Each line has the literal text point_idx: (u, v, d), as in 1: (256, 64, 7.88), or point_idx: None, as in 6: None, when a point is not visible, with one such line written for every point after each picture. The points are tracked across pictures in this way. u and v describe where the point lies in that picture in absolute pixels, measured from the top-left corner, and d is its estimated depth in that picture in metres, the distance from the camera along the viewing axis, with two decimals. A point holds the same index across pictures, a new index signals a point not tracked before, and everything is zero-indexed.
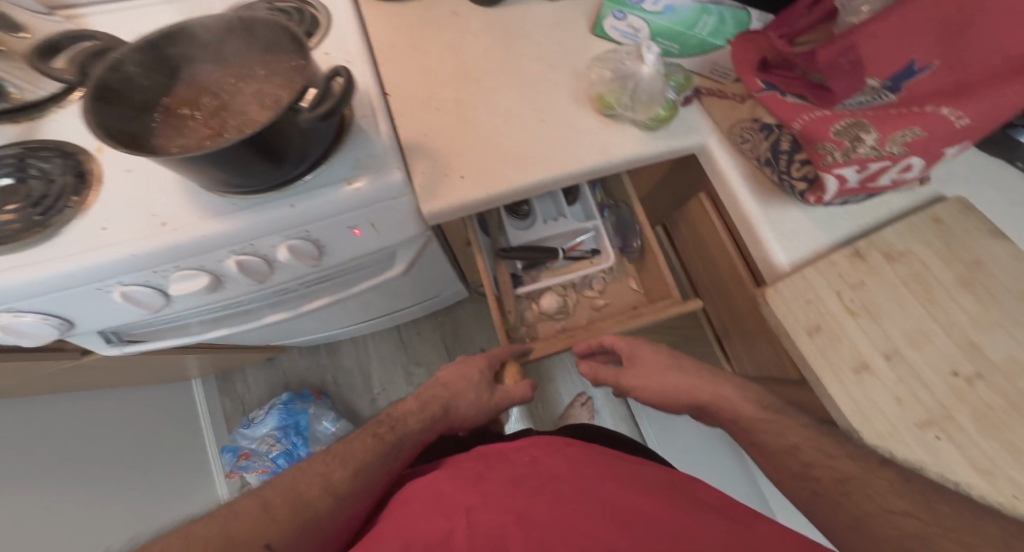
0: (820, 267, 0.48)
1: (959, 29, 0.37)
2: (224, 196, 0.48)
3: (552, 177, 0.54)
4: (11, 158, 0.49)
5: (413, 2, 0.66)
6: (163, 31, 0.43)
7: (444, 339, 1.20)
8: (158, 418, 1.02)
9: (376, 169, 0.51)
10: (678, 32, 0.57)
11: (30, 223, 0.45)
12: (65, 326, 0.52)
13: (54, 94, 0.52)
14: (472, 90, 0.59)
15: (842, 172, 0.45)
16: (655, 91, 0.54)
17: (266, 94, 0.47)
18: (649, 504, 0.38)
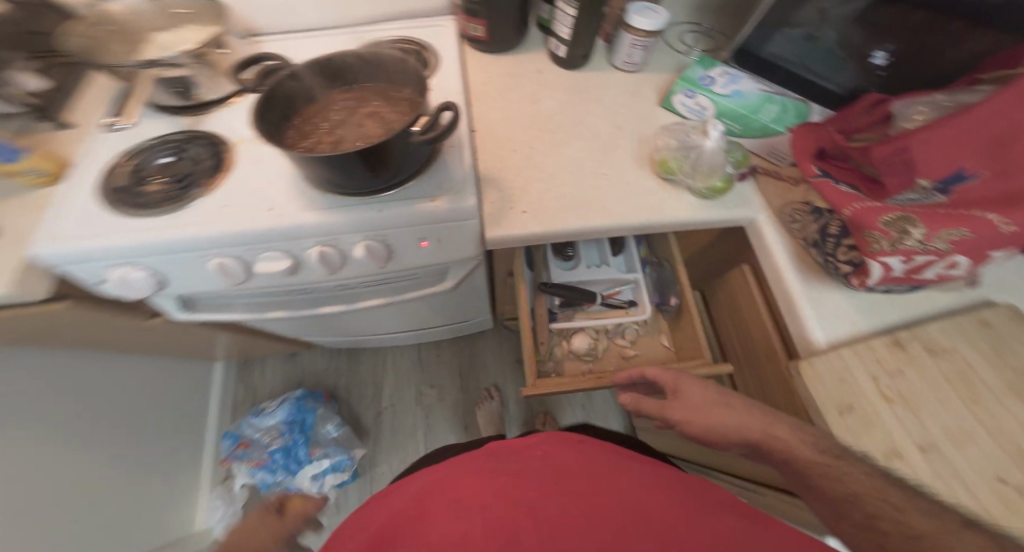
0: (859, 350, 0.49)
1: (1009, 145, 0.40)
2: (325, 194, 0.57)
3: (608, 225, 0.59)
4: (176, 141, 0.62)
5: (505, 57, 0.75)
6: (323, 59, 0.57)
7: (460, 366, 1.19)
8: (181, 392, 1.06)
9: (454, 192, 0.58)
10: (742, 115, 0.63)
11: (169, 196, 0.56)
12: (159, 284, 0.60)
13: (225, 96, 0.66)
14: (544, 138, 0.66)
15: (887, 260, 0.46)
16: (717, 163, 0.58)
17: (381, 116, 0.58)
18: (656, 503, 0.45)
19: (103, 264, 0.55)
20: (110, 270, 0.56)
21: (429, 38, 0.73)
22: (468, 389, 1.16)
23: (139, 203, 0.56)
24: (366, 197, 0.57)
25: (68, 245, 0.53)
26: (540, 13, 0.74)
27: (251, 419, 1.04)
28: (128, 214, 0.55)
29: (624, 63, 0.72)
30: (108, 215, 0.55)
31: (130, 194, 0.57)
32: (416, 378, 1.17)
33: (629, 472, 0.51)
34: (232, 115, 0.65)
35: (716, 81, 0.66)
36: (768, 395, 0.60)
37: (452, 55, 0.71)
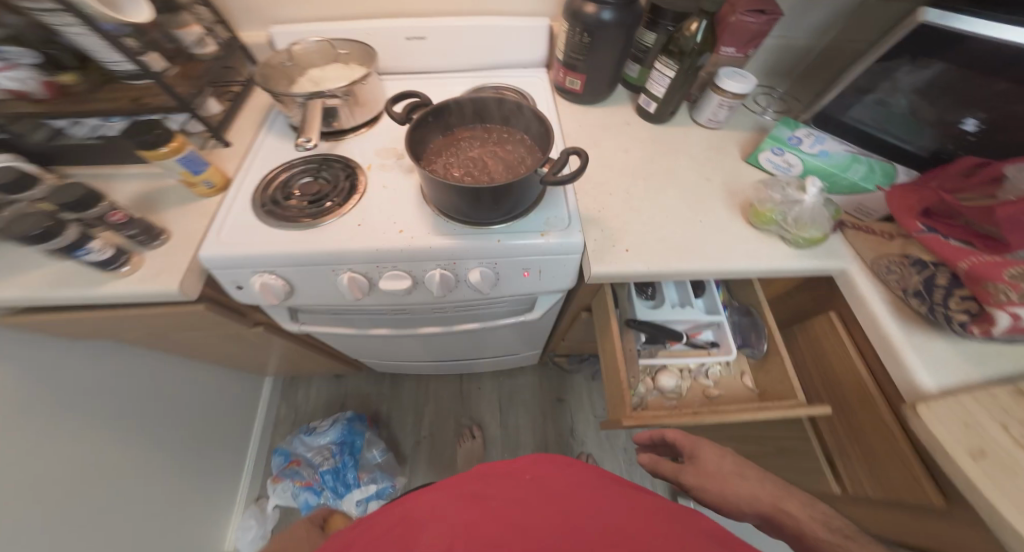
0: (977, 396, 0.51)
1: None
2: (450, 222, 0.64)
3: (706, 268, 0.62)
4: (314, 164, 0.72)
5: (596, 107, 0.81)
6: (462, 102, 0.63)
7: (500, 400, 1.19)
8: (222, 405, 1.07)
9: (563, 227, 0.63)
10: (832, 172, 0.68)
11: (306, 212, 0.65)
12: (289, 292, 0.67)
13: (355, 127, 0.76)
14: (637, 184, 0.70)
15: (1016, 311, 0.49)
16: (814, 218, 0.62)
17: (506, 157, 0.64)
18: (631, 523, 0.47)
19: (249, 270, 0.64)
20: (254, 275, 0.64)
21: (527, 87, 0.81)
22: (512, 423, 1.16)
23: (282, 216, 0.65)
24: (483, 228, 0.63)
25: (228, 250, 0.62)
26: (628, 71, 0.81)
27: (303, 437, 1.07)
28: (272, 224, 0.65)
29: (708, 120, 0.77)
30: (257, 224, 0.65)
31: (276, 206, 0.67)
32: (454, 409, 1.18)
33: (617, 492, 0.52)
34: (362, 141, 0.75)
35: (802, 141, 0.71)
36: (861, 440, 0.60)
37: (551, 105, 0.78)
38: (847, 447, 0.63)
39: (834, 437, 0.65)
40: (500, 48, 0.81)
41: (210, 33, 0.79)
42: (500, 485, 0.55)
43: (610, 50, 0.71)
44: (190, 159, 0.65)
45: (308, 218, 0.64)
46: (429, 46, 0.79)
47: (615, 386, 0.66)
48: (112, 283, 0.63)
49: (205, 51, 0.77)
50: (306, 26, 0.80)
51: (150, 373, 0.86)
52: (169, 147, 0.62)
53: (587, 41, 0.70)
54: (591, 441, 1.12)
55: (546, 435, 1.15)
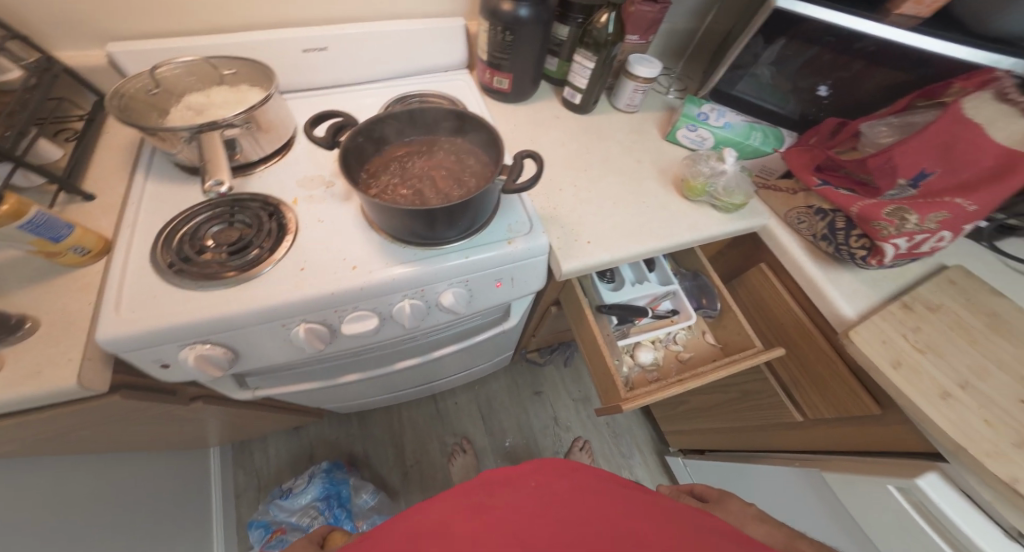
0: (885, 316, 0.59)
1: (954, 145, 0.55)
2: (406, 248, 0.57)
3: (660, 247, 0.66)
4: (223, 208, 0.59)
5: (523, 105, 0.81)
6: (394, 113, 0.57)
7: (479, 409, 1.33)
8: (158, 493, 0.90)
9: (527, 231, 0.61)
10: (738, 141, 0.75)
11: (228, 265, 0.53)
12: (234, 360, 0.56)
13: (266, 156, 0.64)
14: (581, 178, 0.72)
15: (896, 242, 0.58)
16: (738, 185, 0.69)
17: (450, 168, 0.59)
18: (639, 525, 0.48)
19: (176, 344, 0.51)
20: (184, 349, 0.52)
21: (449, 91, 0.77)
22: (491, 430, 1.29)
23: (202, 273, 0.52)
24: (435, 248, 0.58)
25: (137, 329, 0.49)
26: (547, 66, 0.82)
27: (281, 501, 1.06)
28: (188, 286, 0.51)
29: (627, 105, 0.81)
30: (166, 291, 0.51)
31: (187, 262, 0.53)
32: (435, 430, 1.29)
33: (622, 494, 0.55)
34: (267, 173, 0.64)
35: (710, 116, 0.76)
36: (809, 369, 0.71)
37: (482, 106, 0.76)
38: (800, 377, 0.73)
39: (788, 373, 0.76)
40: (409, 55, 0.76)
41: (6, 54, 0.58)
42: (504, 493, 0.55)
43: (529, 44, 0.70)
44: (44, 225, 0.49)
45: (237, 270, 0.53)
46: (333, 57, 0.71)
47: (603, 372, 0.69)
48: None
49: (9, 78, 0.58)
50: (174, 43, 0.65)
51: (56, 489, 0.68)
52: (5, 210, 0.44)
53: (509, 40, 0.69)
54: (578, 425, 1.32)
55: (530, 429, 1.30)
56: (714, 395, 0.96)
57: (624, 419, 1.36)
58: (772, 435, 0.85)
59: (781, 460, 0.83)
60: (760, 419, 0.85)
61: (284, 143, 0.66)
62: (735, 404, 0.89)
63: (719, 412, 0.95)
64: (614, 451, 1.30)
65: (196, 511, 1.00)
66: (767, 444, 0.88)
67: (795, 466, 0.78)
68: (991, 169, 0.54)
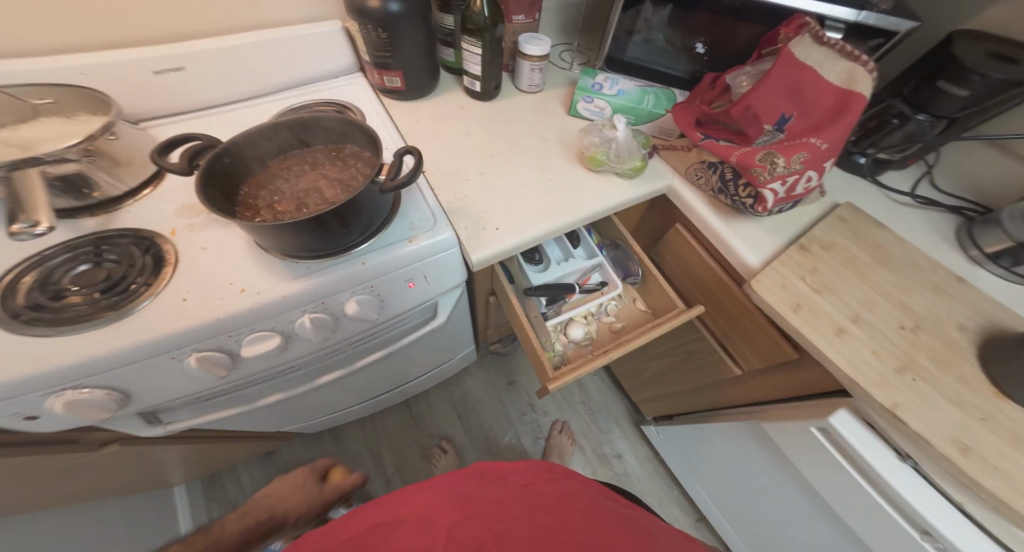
0: (784, 261, 0.62)
1: (801, 88, 0.59)
2: (299, 262, 0.56)
3: (571, 222, 0.65)
4: (88, 248, 0.56)
5: (423, 99, 0.80)
6: (258, 131, 0.55)
7: (454, 406, 1.33)
8: (122, 533, 0.87)
9: (430, 227, 0.61)
10: (631, 107, 0.76)
11: (99, 305, 0.51)
12: (122, 400, 0.54)
13: (132, 190, 0.61)
14: (490, 164, 0.71)
15: (773, 186, 0.61)
16: (632, 149, 0.69)
17: (332, 175, 0.58)
18: (616, 533, 0.49)
19: (45, 391, 0.49)
20: (49, 398, 0.49)
21: (344, 97, 0.76)
22: (469, 426, 1.30)
23: (68, 317, 0.50)
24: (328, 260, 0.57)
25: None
26: (445, 56, 0.81)
27: None
28: (49, 333, 0.49)
29: (529, 85, 0.80)
30: (28, 341, 0.48)
31: (46, 309, 0.50)
32: (411, 434, 1.28)
33: (606, 504, 0.55)
34: (154, 206, 0.61)
35: (604, 85, 0.77)
36: (737, 323, 0.72)
37: (378, 108, 0.76)
38: (727, 328, 0.75)
39: (718, 326, 0.77)
40: (291, 64, 0.74)
41: None
42: (492, 490, 0.55)
43: (409, 39, 0.69)
44: None
45: (108, 309, 0.50)
46: (210, 73, 0.69)
47: (533, 355, 0.69)
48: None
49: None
50: (29, 64, 0.59)
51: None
52: None
53: (387, 37, 0.67)
54: (553, 406, 1.34)
55: (507, 418, 1.32)
56: (665, 360, 0.98)
57: (599, 394, 1.38)
58: (721, 391, 0.86)
59: (730, 415, 0.85)
60: (702, 375, 0.88)
61: (153, 173, 0.64)
62: (682, 365, 0.93)
63: (671, 374, 0.98)
64: (591, 425, 1.32)
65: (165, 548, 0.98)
66: (720, 401, 0.89)
67: (741, 418, 0.81)
68: (834, 107, 0.59)
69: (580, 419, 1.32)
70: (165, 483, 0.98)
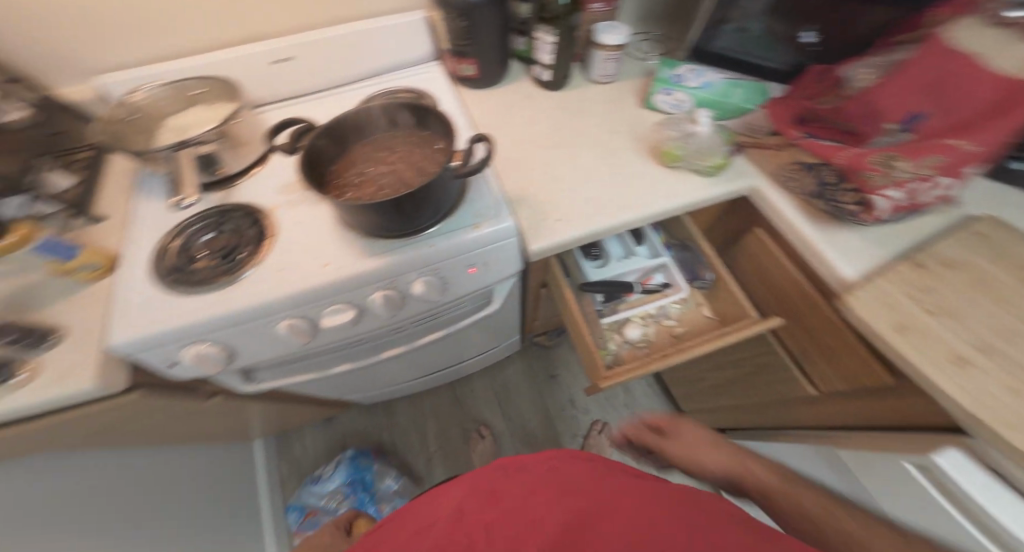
0: (890, 275, 0.55)
1: (943, 81, 0.51)
2: (374, 242, 0.60)
3: (637, 218, 0.63)
4: (212, 218, 0.63)
5: (493, 89, 0.80)
6: (351, 112, 0.59)
7: (496, 395, 1.34)
8: (207, 475, 0.98)
9: (494, 215, 0.61)
10: (717, 100, 0.72)
11: (219, 271, 0.58)
12: (229, 356, 0.61)
13: (245, 168, 0.68)
14: (556, 154, 0.69)
15: (889, 192, 0.54)
16: (713, 146, 0.65)
17: (412, 159, 0.60)
18: (650, 509, 0.46)
19: (176, 344, 0.56)
20: (183, 349, 0.57)
21: (419, 85, 0.79)
22: (510, 416, 1.31)
23: (194, 280, 0.57)
24: (401, 240, 0.60)
25: (135, 334, 0.54)
26: (517, 46, 0.80)
27: (312, 487, 1.14)
28: (184, 293, 0.57)
29: (601, 76, 0.77)
30: (166, 299, 0.56)
31: (182, 271, 0.58)
32: (456, 416, 1.32)
33: (635, 479, 0.53)
34: (257, 183, 0.67)
35: (685, 77, 0.73)
36: (817, 338, 0.66)
37: (450, 96, 0.77)
38: (807, 345, 0.69)
39: (795, 341, 0.71)
40: (373, 53, 0.77)
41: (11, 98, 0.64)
42: (516, 479, 0.54)
43: (487, 29, 0.70)
44: (51, 246, 0.55)
45: (224, 275, 0.57)
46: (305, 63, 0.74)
47: (585, 350, 0.68)
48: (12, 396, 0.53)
49: (12, 119, 0.63)
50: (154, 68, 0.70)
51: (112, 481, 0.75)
52: (13, 237, 0.54)
53: (467, 25, 0.69)
54: (594, 406, 1.31)
55: (547, 410, 1.31)
56: (726, 370, 0.93)
57: (646, 399, 1.33)
58: (791, 410, 0.80)
59: (798, 437, 0.77)
60: (771, 390, 0.82)
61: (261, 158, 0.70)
62: (748, 378, 0.87)
63: (733, 386, 0.93)
64: None
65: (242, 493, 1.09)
66: (785, 420, 0.83)
67: (812, 443, 0.71)
68: (994, 102, 0.49)
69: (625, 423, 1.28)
70: (244, 437, 1.09)
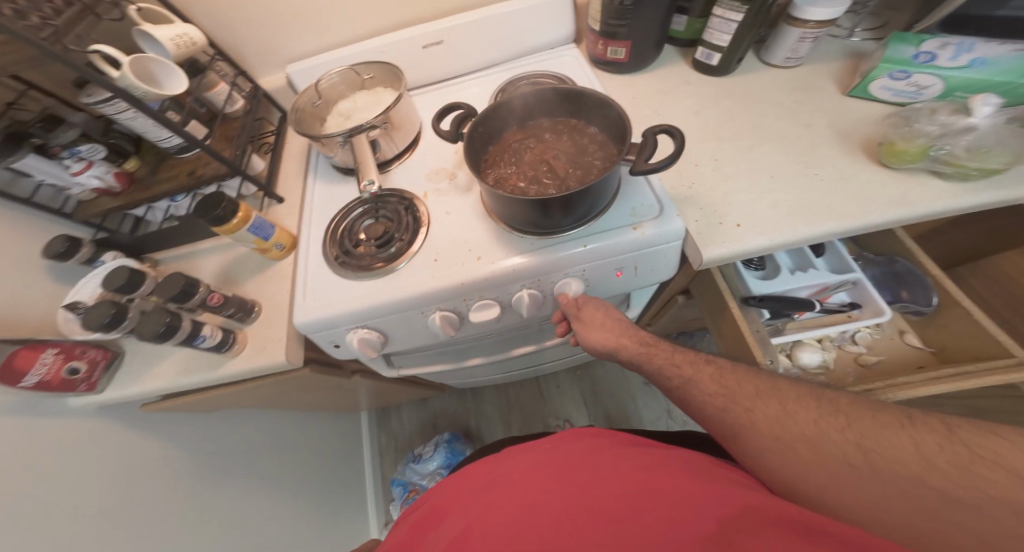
0: None
1: None
2: (526, 237, 0.58)
3: (836, 230, 0.52)
4: (370, 204, 0.65)
5: (645, 73, 0.72)
6: (513, 98, 0.56)
7: (582, 394, 1.28)
8: (310, 437, 1.06)
9: (656, 215, 0.55)
10: (1002, 82, 0.56)
11: (379, 258, 0.59)
12: (385, 342, 0.63)
13: (394, 157, 0.68)
14: (728, 150, 0.61)
15: None
16: (990, 143, 0.51)
17: (571, 155, 0.56)
18: (654, 484, 0.42)
19: (342, 328, 0.59)
20: (349, 332, 0.59)
21: (561, 70, 0.73)
22: (597, 417, 1.24)
23: (361, 266, 0.59)
24: (559, 234, 0.57)
25: (309, 315, 0.57)
26: (673, 26, 0.72)
27: (413, 465, 1.18)
28: (350, 277, 0.59)
29: (786, 60, 0.67)
30: (336, 279, 0.59)
31: (347, 256, 0.60)
32: (539, 410, 1.29)
33: (643, 452, 0.48)
34: (406, 171, 0.67)
35: (937, 55, 0.57)
36: None
37: (593, 82, 0.71)
38: None
39: None
40: (517, 37, 0.74)
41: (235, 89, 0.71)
42: (517, 460, 0.52)
43: (654, 7, 0.62)
44: (258, 225, 0.59)
45: (383, 263, 0.58)
46: (452, 47, 0.73)
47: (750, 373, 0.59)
48: (232, 363, 0.60)
49: (236, 107, 0.69)
50: (313, 60, 0.73)
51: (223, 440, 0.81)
52: (238, 217, 0.56)
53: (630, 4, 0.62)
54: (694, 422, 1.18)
55: (637, 418, 1.22)
56: None
57: None
58: None
59: None
60: None
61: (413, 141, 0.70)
62: None
63: None
64: None
65: (341, 461, 1.17)
66: None
67: None
68: None
69: None
70: (355, 407, 1.16)
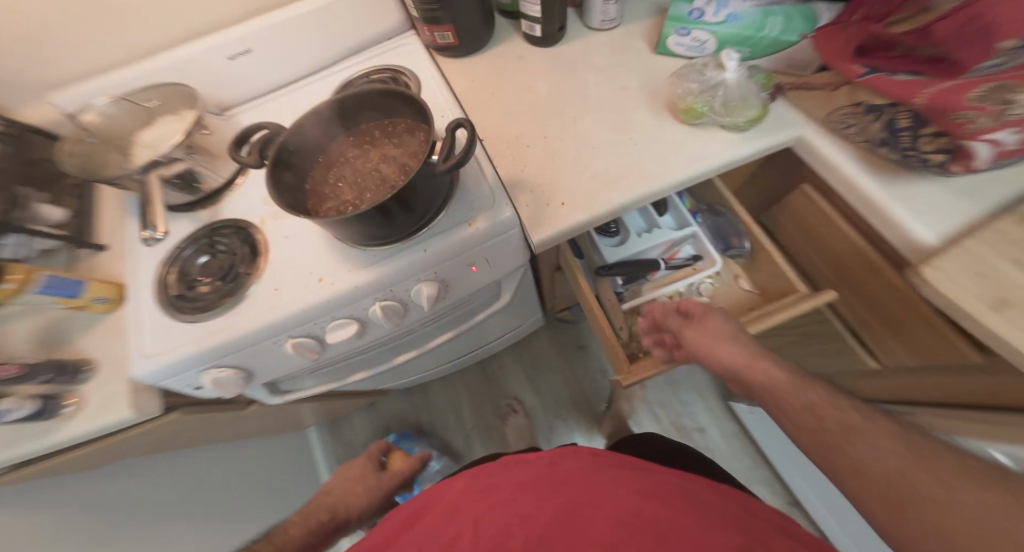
0: (983, 235, 0.48)
1: None
2: (367, 251, 0.57)
3: (654, 190, 0.56)
4: (203, 238, 0.63)
5: (481, 50, 0.70)
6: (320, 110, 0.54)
7: (525, 369, 1.29)
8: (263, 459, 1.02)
9: (489, 207, 0.56)
10: (747, 36, 0.62)
11: (224, 292, 0.58)
12: (247, 376, 0.63)
13: (228, 180, 0.67)
14: (556, 124, 0.62)
15: (993, 136, 0.45)
16: (744, 95, 0.57)
17: (390, 157, 0.56)
18: (659, 508, 0.42)
19: (193, 371, 0.58)
20: (201, 375, 0.59)
21: (396, 59, 0.71)
22: (542, 390, 1.26)
23: (201, 305, 0.58)
24: (400, 243, 0.56)
25: (154, 364, 0.56)
26: None
27: None
28: (191, 319, 0.58)
29: (602, 22, 0.67)
30: (174, 323, 0.58)
31: (185, 298, 0.59)
32: (487, 394, 1.29)
33: (651, 475, 0.48)
34: (244, 196, 0.66)
35: (705, 11, 0.62)
36: (885, 311, 0.62)
37: (429, 68, 0.69)
38: (872, 318, 0.66)
39: (857, 314, 0.68)
40: (340, 32, 0.71)
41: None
42: (510, 474, 0.51)
43: None
44: (55, 285, 0.58)
45: (227, 294, 0.58)
46: (274, 52, 0.70)
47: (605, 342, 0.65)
48: (52, 434, 0.57)
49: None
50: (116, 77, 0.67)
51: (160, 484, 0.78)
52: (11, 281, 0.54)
53: None
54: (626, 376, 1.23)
55: (579, 383, 1.25)
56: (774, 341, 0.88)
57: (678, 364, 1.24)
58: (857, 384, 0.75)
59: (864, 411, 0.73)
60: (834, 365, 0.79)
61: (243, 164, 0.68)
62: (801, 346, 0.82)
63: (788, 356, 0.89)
64: (670, 399, 1.19)
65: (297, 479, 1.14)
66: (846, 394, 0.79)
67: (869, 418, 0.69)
68: None
69: (682, 396, 1.19)
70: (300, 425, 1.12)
